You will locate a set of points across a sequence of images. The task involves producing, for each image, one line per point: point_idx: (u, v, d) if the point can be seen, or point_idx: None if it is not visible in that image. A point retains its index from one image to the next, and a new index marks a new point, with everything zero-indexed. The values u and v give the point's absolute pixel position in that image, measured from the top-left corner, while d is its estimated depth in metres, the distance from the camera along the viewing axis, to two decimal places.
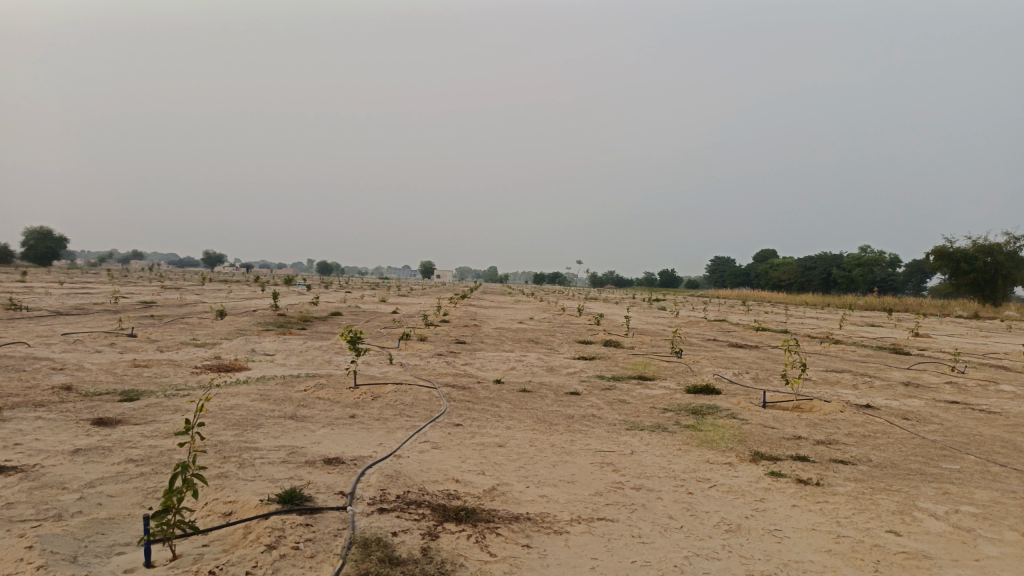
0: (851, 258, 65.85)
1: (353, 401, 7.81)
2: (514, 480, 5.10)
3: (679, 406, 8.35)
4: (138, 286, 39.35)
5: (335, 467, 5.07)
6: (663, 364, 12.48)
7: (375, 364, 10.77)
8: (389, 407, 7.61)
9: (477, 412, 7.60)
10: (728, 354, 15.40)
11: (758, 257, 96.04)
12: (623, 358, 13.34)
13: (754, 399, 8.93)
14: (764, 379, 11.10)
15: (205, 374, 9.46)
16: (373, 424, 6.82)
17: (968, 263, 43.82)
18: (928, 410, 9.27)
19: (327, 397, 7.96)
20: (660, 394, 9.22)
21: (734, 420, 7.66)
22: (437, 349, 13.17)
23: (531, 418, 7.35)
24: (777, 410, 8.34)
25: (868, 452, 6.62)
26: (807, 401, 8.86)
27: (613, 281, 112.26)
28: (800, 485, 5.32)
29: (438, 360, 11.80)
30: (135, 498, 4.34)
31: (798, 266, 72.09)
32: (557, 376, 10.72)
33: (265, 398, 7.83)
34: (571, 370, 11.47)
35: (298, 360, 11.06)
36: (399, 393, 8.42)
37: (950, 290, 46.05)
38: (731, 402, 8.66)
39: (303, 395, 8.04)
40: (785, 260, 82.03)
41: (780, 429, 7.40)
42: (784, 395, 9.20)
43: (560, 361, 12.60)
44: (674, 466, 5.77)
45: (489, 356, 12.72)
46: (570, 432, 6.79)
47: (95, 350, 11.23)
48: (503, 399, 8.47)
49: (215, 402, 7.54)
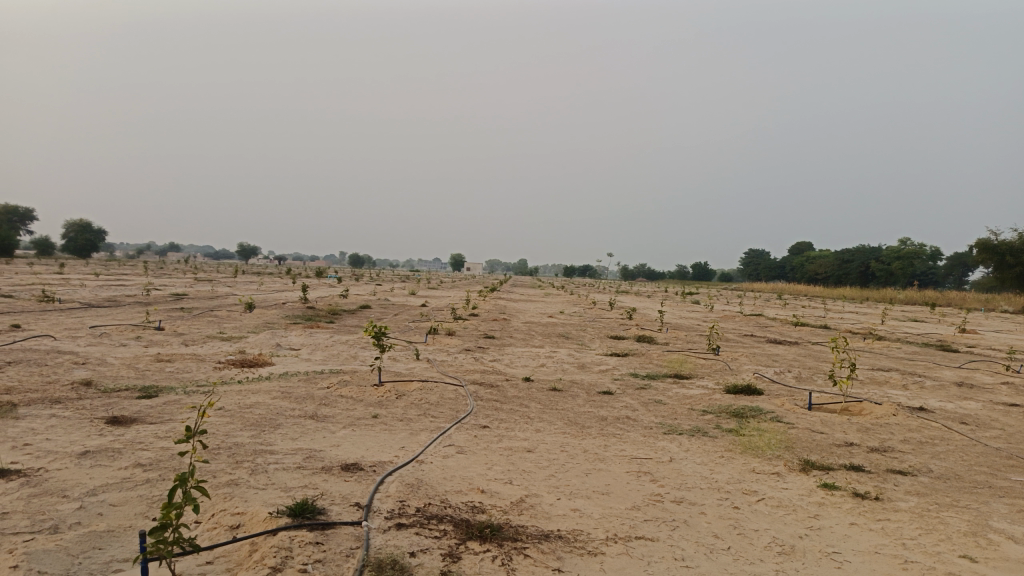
0: (890, 251, 64.14)
1: (376, 400, 7.49)
2: (545, 491, 4.72)
3: (719, 407, 7.89)
4: (173, 278, 39.76)
5: (353, 475, 4.74)
6: (700, 361, 11.99)
7: (402, 360, 10.47)
8: (413, 407, 7.28)
9: (506, 413, 7.23)
10: (767, 351, 14.82)
11: (793, 249, 94.18)
12: (657, 355, 12.87)
13: (798, 401, 8.43)
14: (808, 379, 10.56)
15: (227, 369, 9.24)
16: (396, 425, 6.49)
17: (1014, 255, 42.31)
18: (987, 413, 8.67)
19: (350, 395, 7.65)
20: (698, 394, 8.75)
21: (779, 424, 7.18)
22: (465, 345, 12.84)
23: (562, 420, 6.96)
24: (824, 413, 7.84)
25: (928, 462, 6.11)
26: (856, 404, 8.33)
27: (644, 274, 111.12)
28: (857, 500, 4.85)
29: (466, 355, 11.47)
30: (138, 508, 4.06)
31: (835, 259, 70.44)
32: (589, 374, 10.31)
33: (285, 396, 7.55)
34: (603, 367, 11.04)
35: (324, 355, 10.81)
36: (424, 391, 8.08)
37: (995, 284, 44.53)
38: (774, 404, 8.17)
39: (326, 393, 7.75)
40: (821, 253, 80.30)
41: (829, 434, 6.91)
42: (831, 397, 8.67)
43: (592, 358, 12.18)
44: (717, 476, 5.34)
45: (518, 352, 12.36)
46: (604, 436, 6.39)
47: (121, 344, 11.10)
48: (532, 398, 8.09)
49: (235, 400, 7.28)
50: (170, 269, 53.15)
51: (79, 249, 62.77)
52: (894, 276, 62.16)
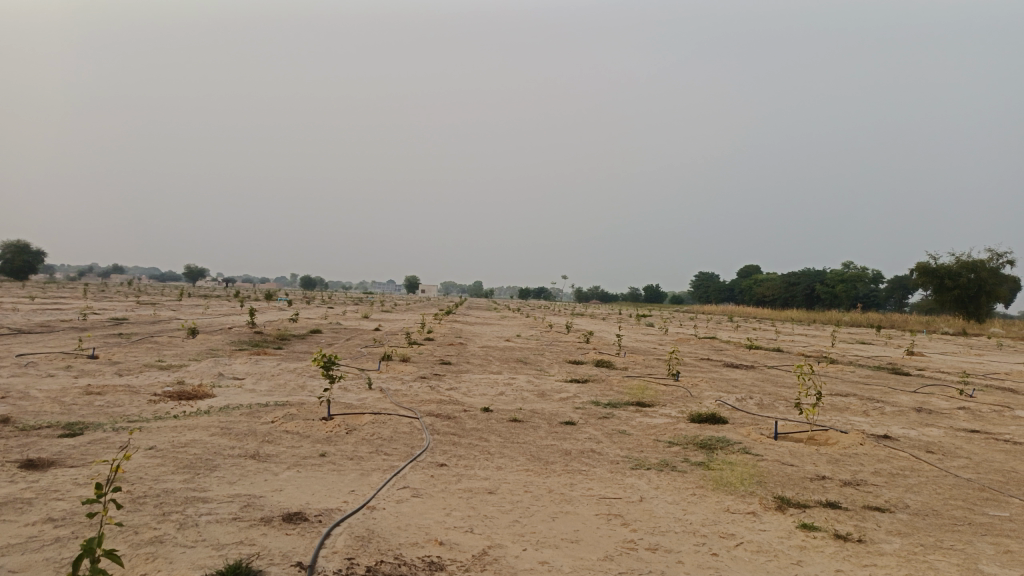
0: (835, 274, 65.72)
1: (325, 436, 6.98)
2: (509, 541, 4.31)
3: (685, 438, 7.59)
4: (114, 301, 38.16)
5: (296, 527, 4.25)
6: (661, 388, 11.75)
7: (353, 390, 9.95)
8: (365, 443, 6.80)
9: (464, 448, 6.80)
10: (726, 376, 14.69)
11: (743, 273, 96.05)
12: (617, 381, 12.57)
13: (765, 430, 8.20)
14: (771, 406, 10.39)
15: (163, 402, 8.59)
16: (345, 465, 6.01)
17: (952, 278, 43.66)
18: (951, 440, 8.56)
19: (296, 431, 7.12)
20: (663, 424, 8.45)
21: (748, 456, 6.92)
22: (420, 372, 12.35)
23: (524, 456, 6.57)
24: (792, 443, 7.60)
25: (903, 496, 5.91)
26: (822, 433, 8.14)
27: (598, 296, 111.75)
28: (839, 543, 4.57)
29: (421, 384, 10.98)
30: (42, 575, 3.51)
31: (783, 282, 71.93)
32: (549, 403, 9.93)
33: (225, 432, 6.97)
34: (563, 395, 10.68)
35: (269, 385, 10.20)
36: (377, 425, 7.60)
37: (935, 306, 45.81)
38: (741, 434, 7.91)
39: (270, 429, 7.20)
40: (769, 276, 81.95)
41: (800, 466, 6.66)
42: (797, 425, 8.46)
43: (552, 385, 11.82)
44: (691, 517, 5.00)
45: (476, 379, 11.93)
46: (569, 473, 6.01)
47: (48, 374, 10.30)
48: (491, 431, 7.67)
49: (169, 439, 6.69)
50: (112, 292, 51.09)
51: (14, 270, 60.10)
52: (839, 299, 63.64)
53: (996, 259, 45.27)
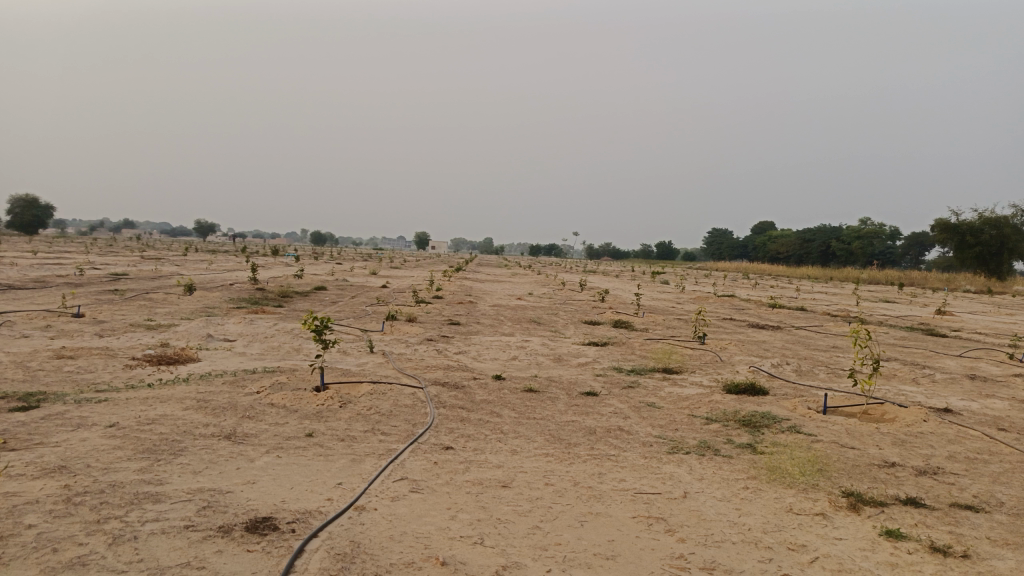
0: (851, 230, 64.19)
1: (314, 411, 6.10)
2: (529, 559, 3.42)
3: (725, 414, 6.66)
4: (116, 256, 37.46)
5: (261, 542, 3.38)
6: (689, 352, 10.82)
7: (352, 355, 9.06)
8: (360, 420, 5.91)
9: (473, 426, 5.91)
10: (754, 338, 13.72)
11: (757, 229, 94.32)
12: (639, 344, 11.64)
13: (812, 403, 7.27)
14: (811, 374, 9.44)
15: (140, 369, 7.73)
16: (335, 448, 5.14)
17: (973, 236, 42.19)
18: (1020, 415, 7.62)
19: (281, 404, 6.24)
20: (696, 395, 7.53)
21: (802, 438, 5.99)
22: (426, 333, 11.45)
23: (543, 436, 5.67)
24: (847, 420, 6.67)
25: (992, 489, 4.98)
26: (878, 408, 7.21)
27: (609, 253, 110.46)
28: (940, 560, 3.66)
29: (427, 347, 10.09)
30: None
31: (798, 238, 70.43)
32: (567, 369, 9.03)
33: (200, 406, 6.10)
34: (582, 361, 9.75)
35: (262, 349, 9.32)
36: (375, 398, 6.72)
37: (954, 264, 44.39)
38: (787, 409, 6.98)
39: (252, 401, 6.33)
40: (784, 232, 80.40)
41: (863, 450, 5.74)
42: (848, 397, 7.52)
43: (568, 348, 10.90)
44: (749, 522, 4.09)
45: (486, 342, 11.03)
46: (596, 460, 5.11)
47: (22, 335, 9.47)
48: (505, 404, 6.78)
49: (136, 414, 5.82)
50: (120, 247, 50.41)
51: (24, 225, 59.57)
52: (855, 256, 62.21)
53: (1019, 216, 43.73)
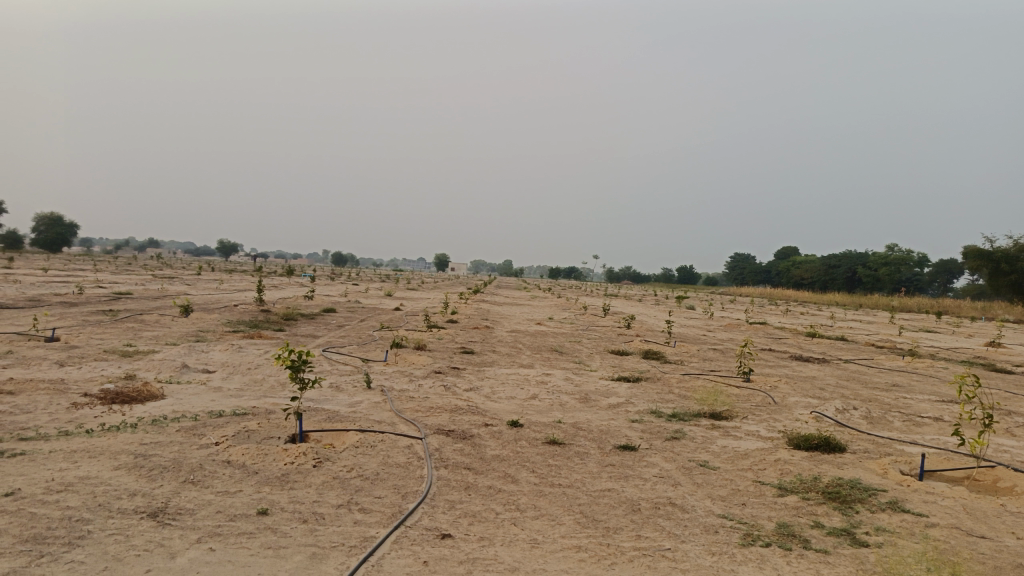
0: (878, 257, 62.12)
1: (280, 474, 4.79)
2: None
3: (802, 483, 5.25)
4: (127, 275, 36.60)
5: None
6: (735, 392, 9.39)
7: (345, 393, 7.75)
8: (338, 488, 4.59)
9: (482, 499, 4.57)
10: (802, 374, 12.22)
11: (781, 254, 92.46)
12: (676, 380, 10.22)
13: (904, 467, 5.84)
14: (886, 423, 7.97)
15: (87, 408, 6.45)
16: (294, 535, 3.81)
17: (1008, 263, 40.15)
18: None
19: (238, 464, 4.93)
20: (756, 454, 6.13)
21: (911, 521, 4.56)
22: (435, 364, 10.13)
23: (571, 517, 4.31)
24: (958, 493, 5.23)
25: None
26: (989, 473, 5.75)
27: (629, 276, 108.98)
28: None
29: (434, 381, 8.78)
30: None
31: (823, 263, 68.51)
32: (597, 413, 7.65)
33: (137, 466, 4.80)
34: (613, 401, 8.36)
35: (242, 384, 8.03)
36: (361, 454, 5.40)
37: (989, 292, 42.37)
38: (878, 475, 5.56)
39: (206, 458, 5.03)
40: (808, 258, 78.41)
41: (999, 540, 4.30)
42: (948, 459, 6.06)
43: (597, 384, 9.52)
44: None
45: (502, 376, 9.69)
46: (647, 560, 3.73)
47: None
48: (522, 464, 5.42)
49: (48, 476, 4.52)
50: (137, 266, 49.89)
51: (48, 244, 59.51)
52: (883, 283, 60.25)
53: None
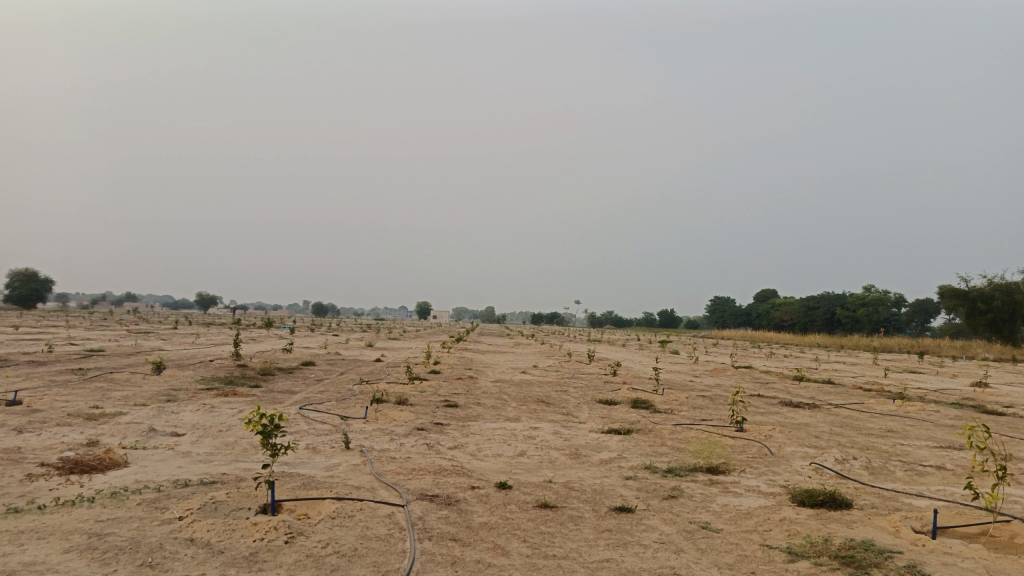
0: (857, 298, 62.62)
1: (249, 553, 4.38)
2: None
3: (812, 546, 4.91)
4: (101, 330, 35.77)
5: None
6: (729, 443, 9.07)
7: (322, 456, 7.33)
8: (312, 568, 4.18)
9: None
10: (795, 421, 11.92)
11: (760, 296, 93.07)
12: (667, 431, 9.88)
13: (915, 524, 5.53)
14: (888, 473, 7.67)
15: (42, 480, 5.98)
16: None
17: (984, 302, 40.48)
18: None
19: (203, 542, 4.50)
20: (759, 513, 5.79)
21: None
22: (417, 421, 9.72)
23: None
24: (976, 553, 4.92)
25: None
26: (1004, 529, 5.45)
27: (611, 321, 109.01)
28: None
29: (417, 439, 8.37)
30: None
31: (802, 305, 68.94)
32: (588, 471, 7.27)
33: (91, 547, 4.36)
34: (605, 457, 7.99)
35: (212, 448, 7.57)
36: (338, 526, 4.99)
37: (967, 331, 42.62)
38: (890, 534, 5.24)
39: (167, 536, 4.60)
40: (787, 300, 78.91)
41: None
42: (959, 514, 5.76)
43: (586, 438, 9.15)
44: None
45: (488, 431, 9.30)
46: None
47: None
48: (513, 533, 5.04)
49: None
50: (111, 321, 48.93)
51: (21, 300, 58.33)
52: (862, 324, 60.60)
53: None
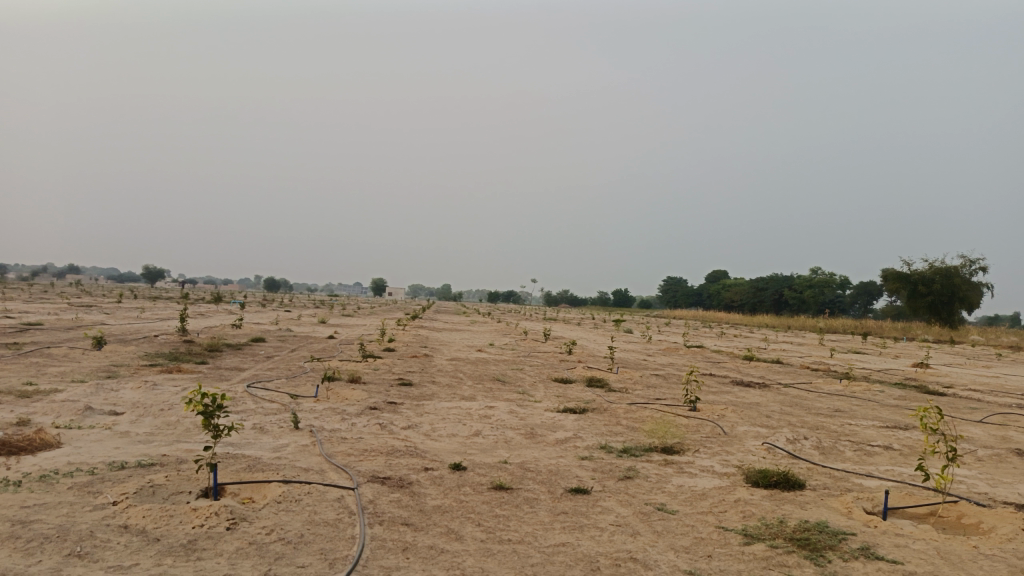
0: (804, 280, 64.11)
1: (187, 541, 4.14)
2: None
3: (767, 528, 4.89)
4: (39, 303, 34.35)
5: None
6: (684, 423, 9.08)
7: (269, 436, 7.06)
8: (255, 557, 3.97)
9: (421, 563, 4.03)
10: (747, 401, 12.04)
11: (712, 277, 94.58)
12: (622, 411, 9.86)
13: (866, 505, 5.57)
14: (838, 454, 7.77)
15: None
16: None
17: (925, 285, 41.74)
18: None
19: (138, 530, 4.24)
20: (715, 494, 5.76)
21: (887, 570, 4.24)
22: (370, 399, 9.49)
23: None
24: (926, 534, 4.96)
25: None
26: (952, 510, 5.52)
27: (566, 300, 109.61)
28: None
29: (369, 419, 8.16)
30: None
31: (752, 286, 70.25)
32: (544, 451, 7.17)
33: (13, 535, 4.06)
34: (560, 437, 7.90)
35: (152, 428, 7.24)
36: (283, 511, 4.77)
37: (907, 313, 43.94)
38: (843, 516, 5.26)
39: (99, 523, 4.33)
40: (738, 281, 80.33)
41: None
42: (909, 495, 5.83)
43: (541, 417, 9.06)
44: None
45: (442, 411, 9.13)
46: None
47: None
48: (466, 517, 4.90)
49: None
50: (53, 294, 47.29)
51: None
52: (809, 305, 62.05)
53: (969, 265, 43.64)
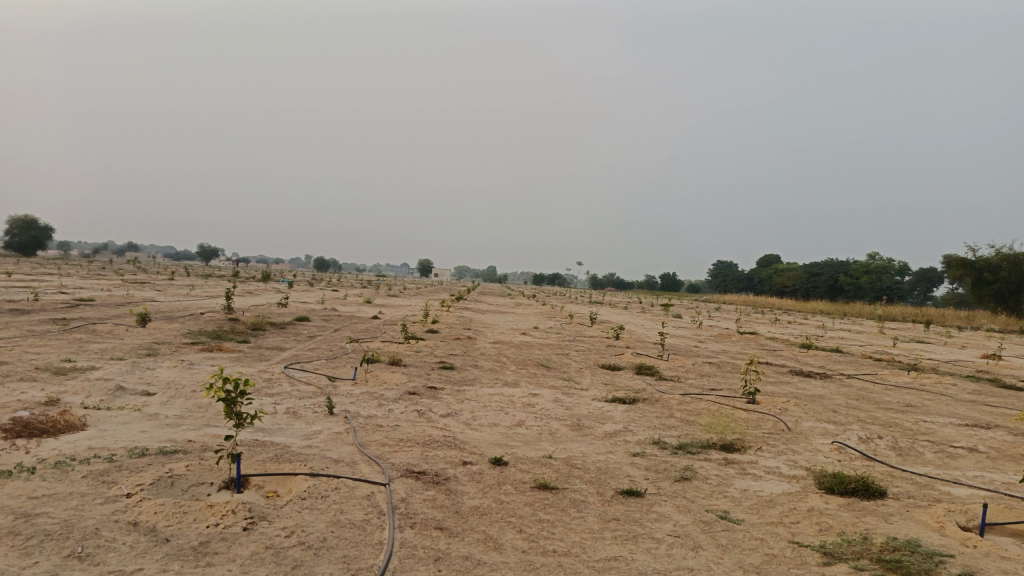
0: (861, 266, 61.81)
1: (199, 543, 3.76)
2: None
3: (849, 546, 4.28)
4: (96, 280, 35.10)
5: None
6: (743, 417, 8.44)
7: (302, 422, 6.69)
8: (269, 564, 3.56)
9: None
10: (808, 393, 11.28)
11: (763, 262, 92.23)
12: (676, 402, 9.25)
13: (959, 518, 4.90)
14: (918, 456, 7.04)
15: None
16: None
17: (991, 272, 39.58)
18: None
19: (148, 528, 3.88)
20: (785, 501, 5.16)
21: None
22: (409, 384, 9.08)
23: None
24: None
25: None
26: None
27: (612, 282, 108.42)
28: None
29: (407, 405, 7.73)
30: None
31: (804, 271, 68.11)
32: (593, 446, 6.64)
33: (14, 530, 3.73)
34: (610, 429, 7.36)
35: (183, 410, 6.94)
36: (308, 509, 4.36)
37: (972, 301, 41.79)
38: (936, 532, 4.61)
39: (107, 519, 3.97)
40: (790, 266, 78.04)
41: None
42: (1009, 509, 5.12)
43: (589, 407, 8.52)
44: None
45: (484, 397, 8.66)
46: None
47: None
48: (507, 521, 4.41)
49: None
50: (111, 270, 48.51)
51: (21, 247, 57.68)
52: (865, 291, 59.84)
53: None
